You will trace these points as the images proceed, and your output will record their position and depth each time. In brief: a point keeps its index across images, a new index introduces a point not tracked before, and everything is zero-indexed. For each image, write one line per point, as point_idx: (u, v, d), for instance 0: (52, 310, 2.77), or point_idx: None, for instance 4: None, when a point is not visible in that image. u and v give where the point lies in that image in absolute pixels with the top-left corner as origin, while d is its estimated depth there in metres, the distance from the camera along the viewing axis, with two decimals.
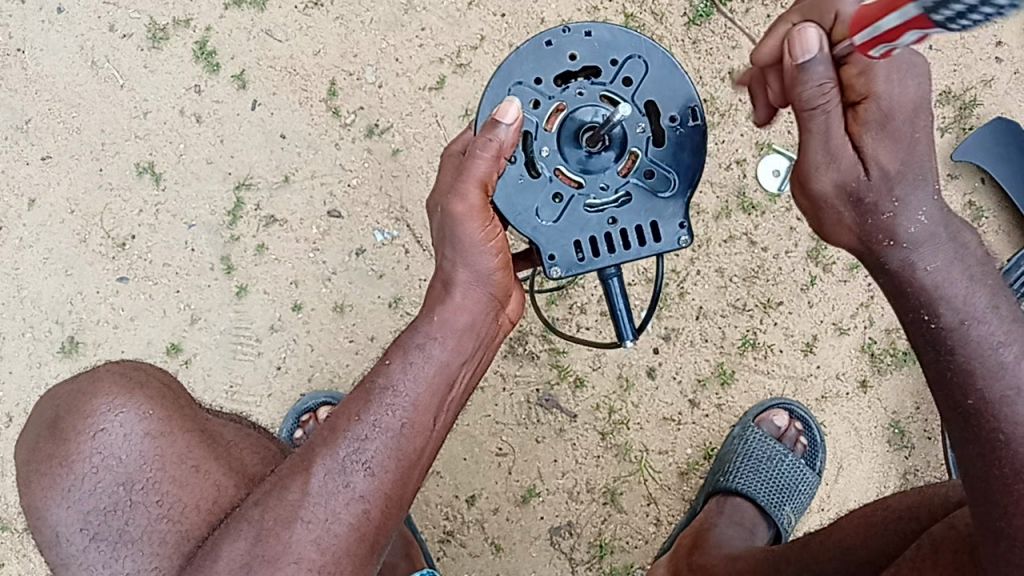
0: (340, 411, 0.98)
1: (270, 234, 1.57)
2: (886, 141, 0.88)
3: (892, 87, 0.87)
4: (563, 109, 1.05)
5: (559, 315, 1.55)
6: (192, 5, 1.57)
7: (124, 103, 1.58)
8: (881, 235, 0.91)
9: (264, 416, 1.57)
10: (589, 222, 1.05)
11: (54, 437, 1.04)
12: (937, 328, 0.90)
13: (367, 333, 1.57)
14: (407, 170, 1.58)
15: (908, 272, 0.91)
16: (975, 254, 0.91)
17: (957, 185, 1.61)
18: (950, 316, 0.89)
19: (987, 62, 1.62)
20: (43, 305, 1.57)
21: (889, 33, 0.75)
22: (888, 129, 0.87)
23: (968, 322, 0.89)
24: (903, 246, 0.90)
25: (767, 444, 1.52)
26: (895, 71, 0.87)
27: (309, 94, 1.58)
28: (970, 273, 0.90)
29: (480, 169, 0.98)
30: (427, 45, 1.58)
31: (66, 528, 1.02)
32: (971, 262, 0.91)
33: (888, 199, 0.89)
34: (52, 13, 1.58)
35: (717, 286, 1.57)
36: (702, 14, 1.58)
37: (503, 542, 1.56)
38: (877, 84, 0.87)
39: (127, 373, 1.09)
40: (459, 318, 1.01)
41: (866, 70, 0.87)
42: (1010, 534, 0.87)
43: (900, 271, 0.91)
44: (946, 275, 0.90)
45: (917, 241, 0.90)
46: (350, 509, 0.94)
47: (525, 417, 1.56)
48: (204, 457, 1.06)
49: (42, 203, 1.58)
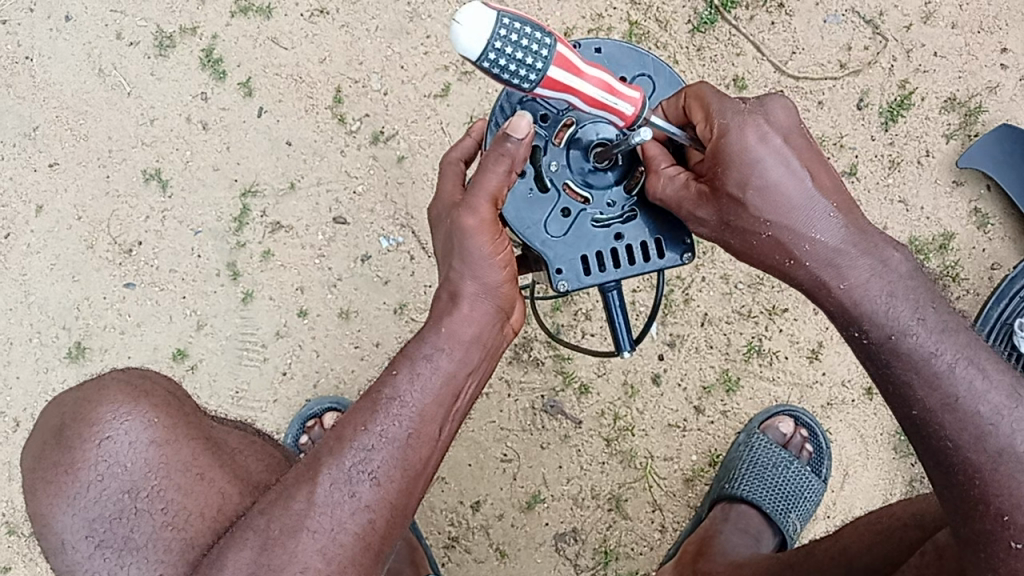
0: (345, 420, 0.99)
1: (276, 240, 1.58)
2: (735, 178, 0.93)
3: (735, 125, 0.93)
4: (572, 124, 1.04)
5: (564, 322, 1.56)
6: (199, 13, 1.58)
7: (131, 111, 1.59)
8: (779, 260, 0.96)
9: (269, 421, 1.57)
10: (596, 238, 1.05)
11: (60, 445, 1.05)
12: (868, 343, 0.94)
13: (373, 339, 1.58)
14: (413, 177, 1.58)
15: (824, 289, 0.95)
16: (899, 272, 0.94)
17: (963, 192, 1.61)
18: (877, 332, 0.93)
19: (992, 69, 1.62)
20: (50, 311, 1.57)
21: (591, 78, 0.87)
22: (742, 162, 0.93)
23: (895, 336, 0.93)
24: (802, 268, 0.95)
25: (772, 451, 1.52)
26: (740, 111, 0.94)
27: (315, 101, 1.59)
28: (890, 290, 0.93)
29: (492, 182, 0.99)
30: (432, 53, 1.59)
31: (71, 535, 1.02)
32: (892, 279, 0.93)
33: (760, 225, 0.94)
34: (59, 21, 1.59)
35: (723, 292, 1.56)
36: (707, 21, 1.59)
37: (507, 548, 1.56)
38: (720, 125, 0.94)
39: (132, 381, 1.10)
40: (466, 329, 1.00)
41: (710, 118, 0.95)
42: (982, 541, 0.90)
43: (813, 286, 0.95)
44: (852, 287, 0.94)
45: (812, 259, 0.94)
46: (356, 518, 0.94)
47: (530, 423, 1.56)
48: (208, 465, 1.06)
49: (50, 210, 1.58)
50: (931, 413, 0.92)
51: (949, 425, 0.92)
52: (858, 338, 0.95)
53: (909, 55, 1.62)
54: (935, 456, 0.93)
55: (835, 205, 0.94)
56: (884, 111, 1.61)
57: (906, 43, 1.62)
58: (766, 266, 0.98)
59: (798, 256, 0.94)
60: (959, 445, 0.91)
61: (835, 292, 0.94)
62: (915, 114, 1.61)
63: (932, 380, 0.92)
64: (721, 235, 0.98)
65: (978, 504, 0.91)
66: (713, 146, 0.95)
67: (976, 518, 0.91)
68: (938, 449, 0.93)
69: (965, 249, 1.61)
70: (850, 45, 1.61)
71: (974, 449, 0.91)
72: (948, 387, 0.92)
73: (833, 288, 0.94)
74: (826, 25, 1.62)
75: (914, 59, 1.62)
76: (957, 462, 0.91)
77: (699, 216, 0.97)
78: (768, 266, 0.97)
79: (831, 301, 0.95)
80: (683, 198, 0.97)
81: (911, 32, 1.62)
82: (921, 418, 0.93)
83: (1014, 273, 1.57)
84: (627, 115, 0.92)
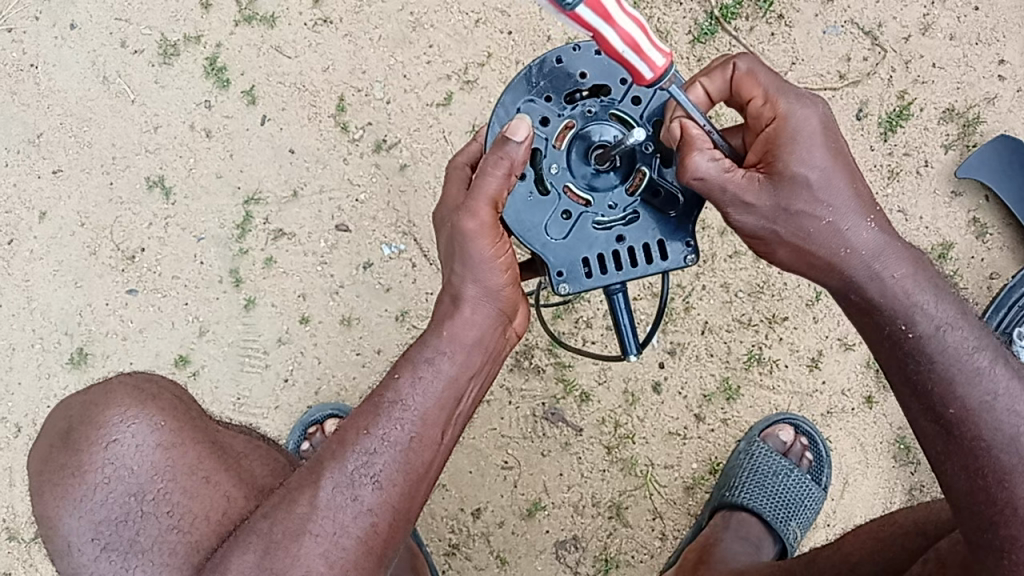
0: (346, 425, 1.00)
1: (278, 247, 1.59)
2: (798, 163, 0.95)
3: (795, 108, 0.96)
4: (573, 127, 1.05)
5: (565, 329, 1.56)
6: (203, 22, 1.59)
7: (135, 118, 1.60)
8: (831, 250, 0.98)
9: (270, 428, 1.58)
10: (597, 240, 1.06)
11: (67, 447, 1.05)
12: (916, 337, 0.96)
13: (374, 346, 1.58)
14: (415, 185, 1.59)
15: (876, 282, 0.97)
16: (933, 269, 1.00)
17: (961, 202, 1.62)
18: (927, 324, 0.96)
19: (990, 80, 1.64)
20: (53, 317, 1.58)
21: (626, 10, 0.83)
22: (803, 146, 0.95)
23: (942, 329, 0.96)
24: (853, 258, 0.97)
25: (772, 459, 1.52)
26: (796, 96, 0.97)
27: (318, 109, 1.60)
28: (933, 282, 0.98)
29: (492, 186, 0.99)
30: (435, 62, 1.60)
31: (77, 538, 1.03)
32: (931, 274, 0.99)
33: (817, 212, 0.96)
34: (65, 29, 1.60)
35: (723, 301, 1.57)
36: (708, 32, 1.60)
37: (508, 556, 1.56)
38: (781, 107, 0.97)
39: (139, 384, 1.10)
40: (468, 332, 1.01)
41: (769, 99, 0.98)
42: (1002, 546, 0.90)
43: (866, 279, 0.98)
44: (897, 278, 0.97)
45: (863, 248, 0.97)
46: (357, 522, 0.94)
47: (531, 430, 1.57)
48: (214, 469, 1.06)
49: (53, 216, 1.59)
50: (970, 412, 0.94)
51: (982, 424, 0.93)
52: (903, 331, 0.96)
53: (908, 66, 1.63)
54: (962, 455, 0.94)
55: (874, 201, 0.99)
56: (884, 121, 1.62)
57: (905, 54, 1.63)
58: (812, 259, 0.99)
59: (851, 247, 0.97)
60: (994, 441, 0.93)
61: (887, 283, 0.97)
62: (914, 124, 1.62)
63: (971, 375, 0.94)
64: (771, 224, 0.98)
65: (996, 503, 0.92)
66: (775, 129, 0.97)
67: (1001, 522, 0.91)
68: (967, 448, 0.94)
69: (964, 259, 1.62)
70: (849, 55, 1.63)
71: (1005, 449, 0.92)
72: (987, 385, 0.94)
73: (881, 279, 0.97)
74: (825, 36, 1.63)
75: (913, 70, 1.63)
76: (988, 465, 0.93)
77: (752, 202, 0.97)
78: (814, 257, 0.99)
79: (882, 294, 0.97)
80: (736, 183, 0.97)
81: (910, 43, 1.63)
82: (957, 416, 0.94)
83: (1013, 281, 1.58)
84: (659, 67, 0.89)
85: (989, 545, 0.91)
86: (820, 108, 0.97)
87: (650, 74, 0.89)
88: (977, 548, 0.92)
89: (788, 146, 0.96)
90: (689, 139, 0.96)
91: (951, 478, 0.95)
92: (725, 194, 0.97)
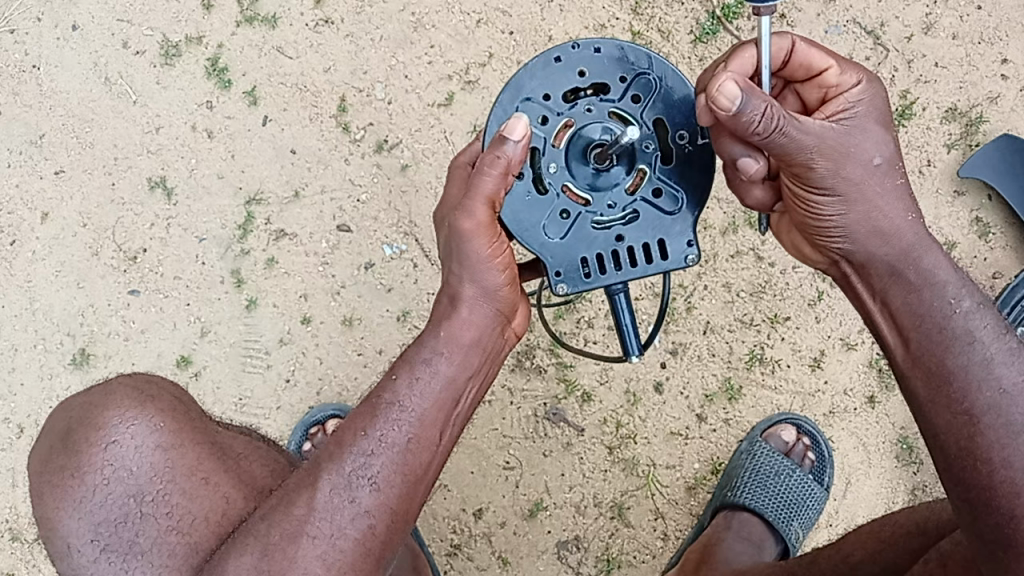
0: (345, 426, 0.99)
1: (280, 248, 1.59)
2: (877, 127, 0.98)
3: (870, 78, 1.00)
4: (572, 125, 1.05)
5: (566, 330, 1.56)
6: (204, 23, 1.60)
7: (136, 119, 1.60)
8: (898, 214, 0.98)
9: (271, 428, 1.58)
10: (596, 240, 1.06)
11: (68, 448, 1.06)
12: (963, 310, 0.96)
13: (375, 346, 1.58)
14: (416, 186, 1.59)
15: (930, 251, 0.98)
16: None
17: (964, 201, 1.62)
18: (970, 297, 0.96)
19: (992, 79, 1.63)
20: (54, 318, 1.58)
21: None
22: (879, 113, 0.99)
23: (981, 306, 0.96)
24: (914, 225, 0.99)
25: (774, 459, 1.52)
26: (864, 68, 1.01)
27: (319, 109, 1.60)
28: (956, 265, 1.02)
29: (488, 186, 0.99)
30: (436, 62, 1.60)
31: (77, 539, 1.03)
32: None
33: (891, 174, 0.99)
34: (66, 30, 1.60)
35: (724, 301, 1.57)
36: (709, 32, 1.59)
37: (510, 556, 1.56)
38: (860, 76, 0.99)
39: (139, 386, 1.10)
40: (465, 333, 1.02)
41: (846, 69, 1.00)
42: (1015, 542, 0.89)
43: (924, 248, 0.98)
44: (943, 251, 0.99)
45: (918, 218, 1.00)
46: (355, 524, 0.94)
47: (533, 431, 1.57)
48: (213, 470, 1.06)
49: (55, 217, 1.59)
50: (1005, 395, 0.92)
51: (1011, 408, 0.92)
52: (953, 305, 0.96)
53: (910, 65, 1.63)
54: (983, 449, 0.91)
55: None
56: None
57: (908, 53, 1.63)
58: (882, 221, 0.98)
59: (911, 215, 0.99)
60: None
61: (940, 254, 0.99)
62: (916, 123, 1.62)
63: (1010, 355, 0.94)
64: (852, 183, 0.96)
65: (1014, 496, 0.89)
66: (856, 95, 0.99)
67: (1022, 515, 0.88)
68: (994, 438, 0.91)
69: (966, 258, 1.61)
70: (851, 55, 1.63)
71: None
72: (1020, 366, 0.93)
73: (936, 250, 0.98)
74: (827, 35, 1.62)
75: (915, 69, 1.63)
76: (1013, 456, 0.90)
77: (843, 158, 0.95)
78: (882, 222, 0.98)
79: (937, 264, 0.98)
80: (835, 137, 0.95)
81: (913, 42, 1.63)
82: (988, 405, 0.92)
83: (1016, 281, 1.58)
84: None
85: (1006, 539, 0.89)
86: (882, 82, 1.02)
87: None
88: (993, 545, 0.90)
89: (863, 110, 0.99)
90: (741, 92, 0.89)
91: (964, 474, 0.92)
92: (819, 143, 0.94)
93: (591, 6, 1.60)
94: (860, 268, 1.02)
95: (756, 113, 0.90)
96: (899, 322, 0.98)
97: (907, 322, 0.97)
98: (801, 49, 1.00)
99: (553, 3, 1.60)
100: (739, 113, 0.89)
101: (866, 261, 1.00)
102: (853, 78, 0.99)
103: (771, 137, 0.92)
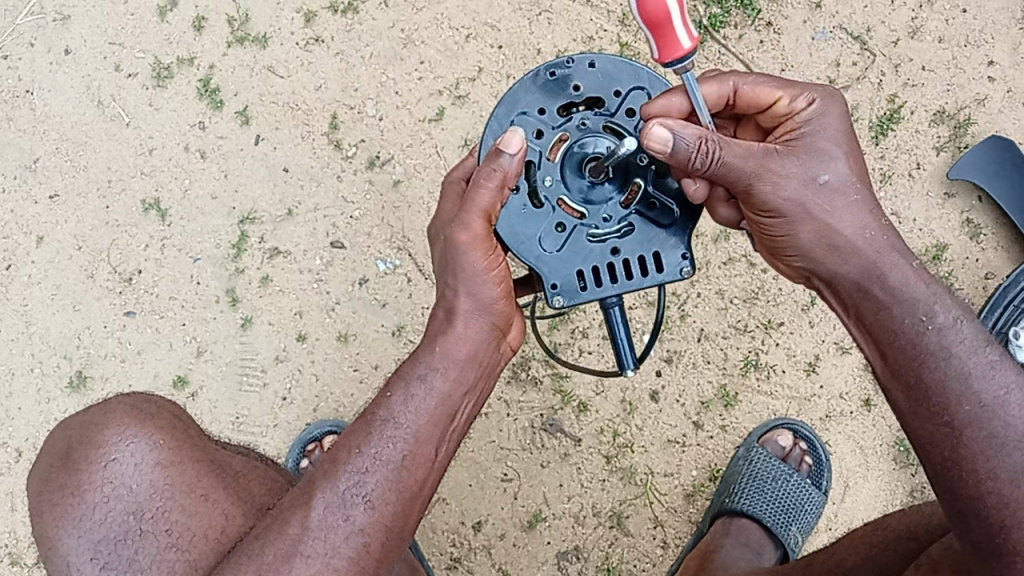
0: (340, 443, 1.00)
1: (274, 266, 1.59)
2: (827, 147, 1.00)
3: (820, 100, 1.02)
4: (566, 139, 1.06)
5: (561, 341, 1.57)
6: (196, 44, 1.61)
7: (130, 141, 1.61)
8: (853, 229, 0.99)
9: (269, 446, 1.58)
10: (592, 253, 1.06)
11: (68, 467, 1.06)
12: (937, 325, 0.95)
13: (371, 361, 1.58)
14: (409, 201, 1.60)
15: (893, 268, 0.98)
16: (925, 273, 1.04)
17: (954, 203, 1.62)
18: (946, 315, 0.96)
19: (979, 81, 1.64)
20: (51, 341, 1.59)
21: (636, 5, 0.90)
22: (828, 133, 1.01)
23: (959, 320, 0.96)
24: (875, 240, 0.99)
25: (771, 465, 1.52)
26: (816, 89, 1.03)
27: (311, 127, 1.61)
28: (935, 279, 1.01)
29: (484, 199, 1.00)
30: (426, 78, 1.61)
31: (76, 558, 1.03)
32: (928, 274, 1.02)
33: (844, 189, 1.00)
34: (60, 55, 1.62)
35: (718, 308, 1.57)
36: None
37: (510, 568, 1.56)
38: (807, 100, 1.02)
39: (138, 405, 1.11)
40: (461, 348, 1.02)
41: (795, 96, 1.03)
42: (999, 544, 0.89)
43: (886, 264, 0.99)
44: (915, 269, 0.99)
45: (882, 231, 1.00)
46: (349, 543, 0.94)
47: (530, 442, 1.57)
48: (212, 486, 1.07)
49: (51, 241, 1.60)
50: (979, 400, 0.92)
51: (986, 413, 0.91)
52: (923, 323, 0.96)
53: (896, 69, 1.64)
54: (963, 452, 0.91)
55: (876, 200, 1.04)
56: (874, 125, 1.63)
57: (894, 58, 1.64)
58: (836, 238, 0.99)
59: (869, 229, 1.00)
60: (996, 430, 0.91)
61: (905, 267, 0.99)
62: (905, 127, 1.63)
63: (989, 370, 0.93)
64: (798, 202, 0.99)
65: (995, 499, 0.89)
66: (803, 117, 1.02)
67: (1002, 519, 0.89)
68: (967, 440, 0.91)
69: (958, 260, 1.62)
70: (838, 61, 1.64)
71: (1019, 447, 0.90)
72: (1000, 379, 0.93)
73: (902, 266, 0.99)
74: (814, 41, 1.64)
75: (902, 73, 1.64)
76: (988, 458, 0.90)
77: (780, 180, 0.98)
78: (837, 238, 0.99)
79: (901, 278, 0.98)
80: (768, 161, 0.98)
81: (899, 47, 1.64)
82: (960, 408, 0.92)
83: (1008, 281, 1.58)
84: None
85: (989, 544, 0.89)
86: (840, 99, 1.03)
87: (689, 42, 0.91)
88: (985, 554, 0.90)
89: (809, 131, 1.01)
90: (670, 132, 0.96)
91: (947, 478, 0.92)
92: (753, 169, 0.98)
93: (579, 19, 1.62)
94: (828, 285, 1.03)
95: (690, 148, 0.96)
96: (876, 337, 0.99)
97: (880, 337, 0.98)
98: (744, 90, 1.06)
99: (541, 17, 1.61)
100: (673, 152, 0.97)
101: (831, 279, 1.02)
102: (803, 102, 1.02)
103: (710, 168, 0.98)
